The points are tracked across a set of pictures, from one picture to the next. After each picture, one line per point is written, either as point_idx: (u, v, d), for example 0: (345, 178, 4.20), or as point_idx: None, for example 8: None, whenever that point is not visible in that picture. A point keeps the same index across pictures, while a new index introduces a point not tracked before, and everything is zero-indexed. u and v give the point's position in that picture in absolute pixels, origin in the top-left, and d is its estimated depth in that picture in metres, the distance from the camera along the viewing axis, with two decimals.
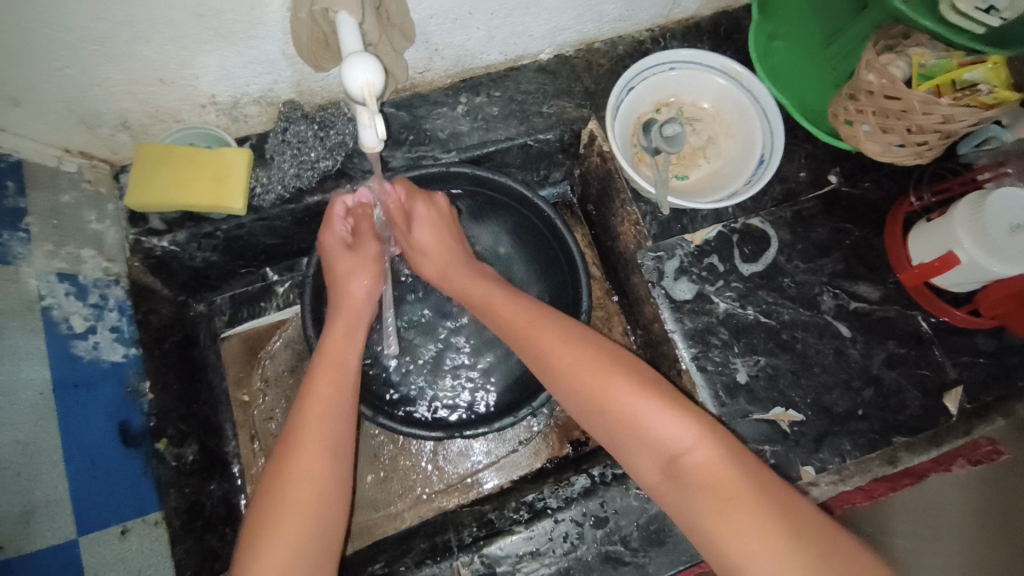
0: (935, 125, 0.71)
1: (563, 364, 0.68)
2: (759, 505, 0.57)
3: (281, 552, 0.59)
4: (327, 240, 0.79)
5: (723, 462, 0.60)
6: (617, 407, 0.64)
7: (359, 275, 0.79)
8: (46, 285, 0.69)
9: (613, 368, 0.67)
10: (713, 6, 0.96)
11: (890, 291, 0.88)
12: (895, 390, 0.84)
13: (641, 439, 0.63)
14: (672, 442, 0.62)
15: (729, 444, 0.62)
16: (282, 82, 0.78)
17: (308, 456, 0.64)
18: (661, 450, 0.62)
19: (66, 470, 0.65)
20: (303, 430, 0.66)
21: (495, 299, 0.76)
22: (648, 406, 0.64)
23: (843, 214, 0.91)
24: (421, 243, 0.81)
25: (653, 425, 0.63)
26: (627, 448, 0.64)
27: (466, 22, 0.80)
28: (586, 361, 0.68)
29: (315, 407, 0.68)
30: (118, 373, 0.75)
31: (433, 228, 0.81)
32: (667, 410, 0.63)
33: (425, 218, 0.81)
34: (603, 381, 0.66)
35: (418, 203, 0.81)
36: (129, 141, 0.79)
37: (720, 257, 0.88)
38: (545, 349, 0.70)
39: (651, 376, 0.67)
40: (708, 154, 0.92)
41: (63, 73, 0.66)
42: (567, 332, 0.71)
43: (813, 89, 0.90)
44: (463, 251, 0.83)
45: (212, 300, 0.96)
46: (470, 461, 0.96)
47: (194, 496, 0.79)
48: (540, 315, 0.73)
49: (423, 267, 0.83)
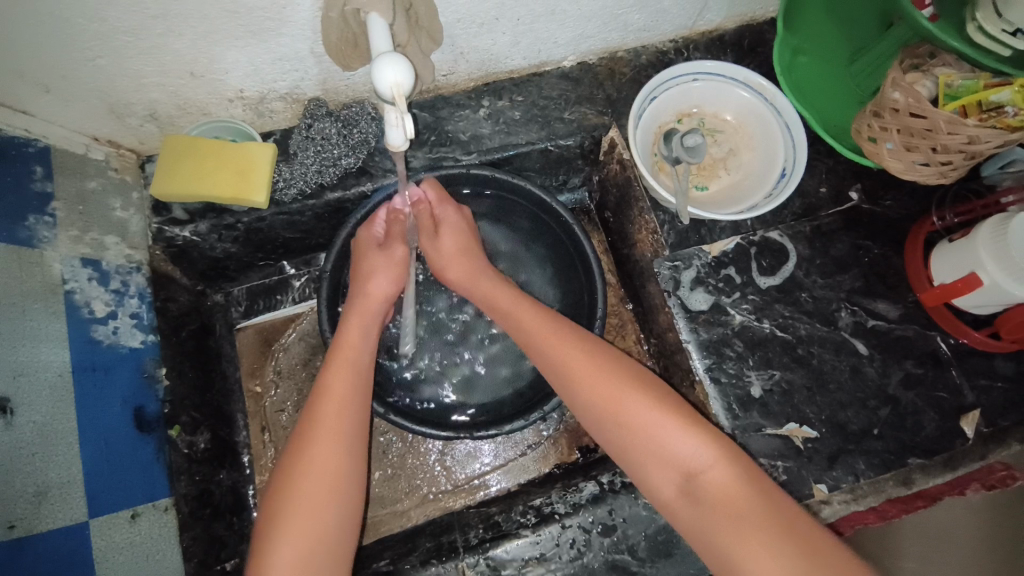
0: (960, 145, 0.71)
1: (575, 376, 0.68)
2: (770, 525, 0.57)
3: (292, 548, 0.59)
4: (361, 236, 0.81)
5: (735, 479, 0.60)
6: (630, 420, 0.64)
7: (384, 274, 0.78)
8: (70, 269, 0.70)
9: (626, 382, 0.67)
10: (737, 19, 0.96)
11: (908, 310, 0.87)
12: (911, 411, 0.83)
13: (653, 453, 0.63)
14: (683, 458, 0.62)
15: (742, 462, 0.62)
16: (309, 80, 0.79)
17: (325, 449, 0.64)
18: (674, 464, 0.62)
19: (80, 452, 0.66)
20: (318, 423, 0.66)
21: (513, 307, 0.76)
22: (660, 421, 0.63)
23: (863, 230, 0.90)
24: (444, 249, 0.81)
25: (665, 440, 0.62)
26: (639, 461, 0.63)
27: (493, 27, 0.81)
28: (599, 374, 0.68)
29: (330, 401, 0.68)
30: (136, 359, 0.76)
31: (455, 232, 0.81)
32: (681, 426, 0.63)
33: (455, 223, 0.82)
34: (616, 395, 0.66)
35: (449, 209, 0.82)
36: (157, 132, 0.81)
37: (737, 269, 0.88)
38: (558, 358, 0.70)
39: (666, 390, 0.67)
40: (729, 165, 0.92)
41: (96, 62, 0.67)
42: (582, 343, 0.71)
43: (836, 105, 0.90)
44: (479, 257, 0.81)
45: (229, 291, 0.97)
46: (477, 463, 0.96)
47: (204, 483, 0.80)
48: (555, 324, 0.73)
49: (440, 267, 0.82)
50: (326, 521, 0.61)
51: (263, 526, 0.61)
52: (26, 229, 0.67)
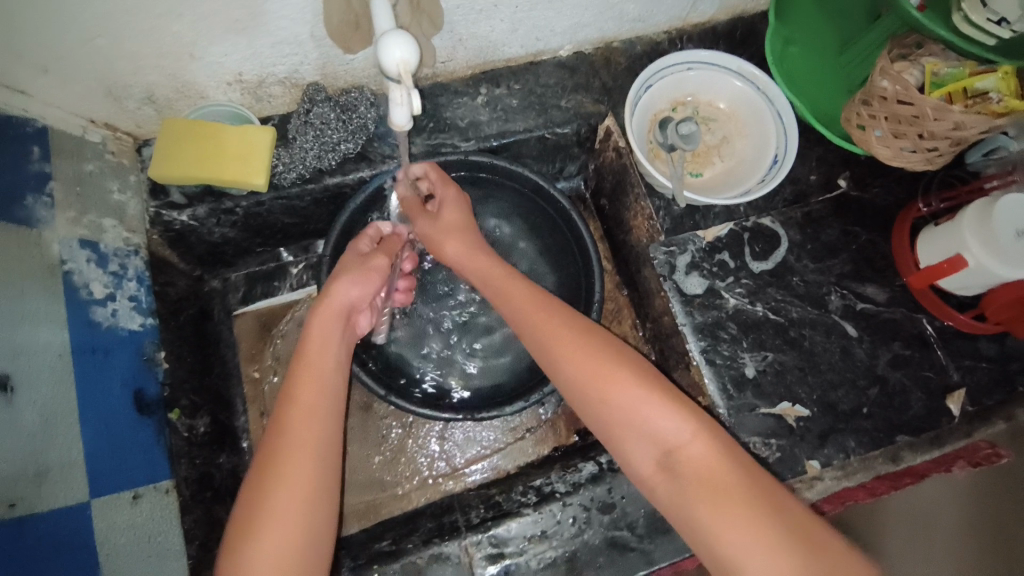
0: (946, 131, 0.73)
1: (564, 355, 0.68)
2: (749, 499, 0.57)
3: (270, 534, 0.57)
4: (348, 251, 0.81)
5: (718, 454, 0.61)
6: (617, 399, 0.65)
7: (354, 281, 0.75)
8: (68, 250, 0.69)
9: (613, 360, 0.67)
10: (729, 11, 0.98)
11: (896, 293, 0.89)
12: (899, 390, 0.86)
13: (638, 430, 0.63)
14: (667, 434, 0.62)
15: (723, 439, 0.62)
16: (308, 64, 0.79)
17: (303, 438, 0.62)
18: (658, 441, 0.62)
19: (81, 433, 0.66)
20: (294, 410, 0.64)
21: (503, 287, 0.76)
22: (645, 400, 0.64)
23: (852, 217, 0.93)
24: (447, 221, 0.81)
25: (650, 417, 0.63)
26: (623, 438, 0.64)
27: (491, 13, 0.82)
28: (587, 353, 0.68)
29: (306, 386, 0.66)
30: (135, 341, 0.75)
31: (456, 209, 0.82)
32: (665, 404, 0.63)
33: (455, 199, 0.83)
34: (602, 374, 0.66)
35: (450, 188, 0.83)
36: (154, 115, 0.80)
37: (731, 254, 0.89)
38: (546, 338, 0.70)
39: (651, 371, 0.67)
40: (722, 152, 0.94)
41: (96, 42, 0.66)
42: (569, 324, 0.71)
43: (826, 96, 0.91)
44: (475, 238, 0.81)
45: (226, 276, 0.97)
46: (477, 448, 0.97)
47: (204, 467, 0.80)
48: (542, 304, 0.73)
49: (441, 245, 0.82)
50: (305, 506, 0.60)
51: (239, 512, 0.59)
52: (23, 209, 0.66)
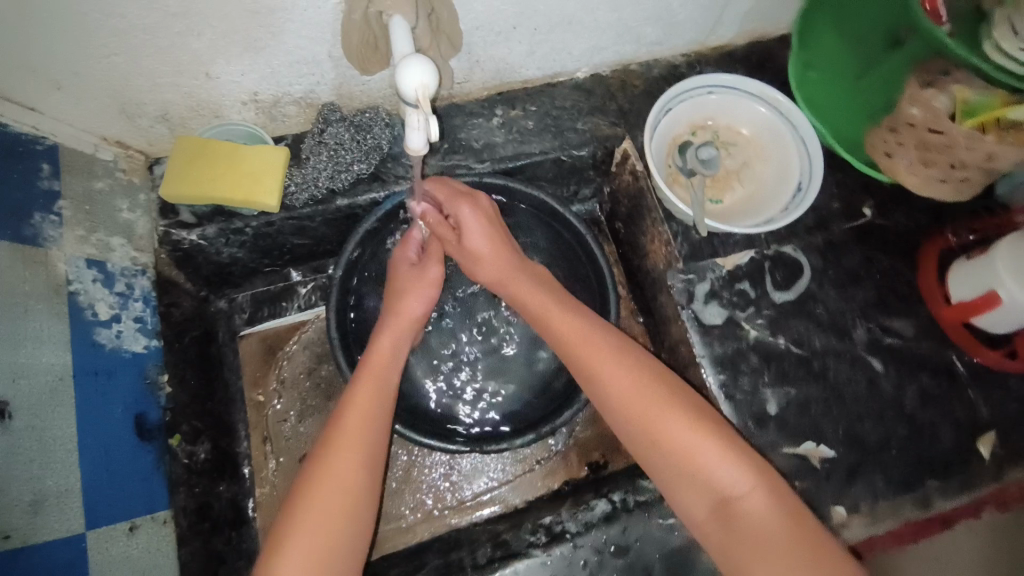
0: (979, 161, 0.72)
1: (627, 400, 0.67)
2: (807, 563, 0.57)
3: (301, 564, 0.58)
4: (398, 259, 0.82)
5: (777, 510, 0.60)
6: (677, 444, 0.64)
7: (413, 293, 0.78)
8: (75, 269, 0.68)
9: (674, 405, 0.66)
10: (748, 34, 0.97)
11: (924, 326, 0.86)
12: (929, 429, 0.82)
13: (694, 477, 0.63)
14: (725, 484, 0.62)
15: (781, 493, 0.62)
16: (324, 84, 0.78)
17: (339, 469, 0.63)
18: (714, 489, 0.62)
19: (79, 460, 0.63)
20: (339, 438, 0.65)
21: (547, 312, 0.75)
22: (705, 450, 0.63)
23: (877, 245, 0.89)
24: (474, 249, 0.78)
25: (710, 467, 0.62)
26: (677, 485, 0.64)
27: (510, 35, 0.81)
28: (649, 395, 0.66)
29: (354, 417, 0.67)
30: (138, 364, 0.74)
31: (489, 241, 0.78)
32: (726, 457, 0.63)
33: (474, 220, 0.77)
34: (660, 417, 0.65)
35: (462, 206, 0.77)
36: (167, 133, 0.79)
37: (751, 282, 0.86)
38: (604, 379, 0.69)
39: (703, 407, 0.67)
40: (743, 178, 0.92)
41: (112, 59, 0.66)
42: (619, 350, 0.70)
43: (851, 122, 0.89)
44: (520, 264, 0.78)
45: (232, 297, 0.95)
46: (484, 479, 0.94)
47: (203, 496, 0.76)
48: (601, 339, 0.71)
49: (476, 271, 0.81)
50: (336, 536, 0.61)
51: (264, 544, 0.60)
52: (31, 227, 0.65)
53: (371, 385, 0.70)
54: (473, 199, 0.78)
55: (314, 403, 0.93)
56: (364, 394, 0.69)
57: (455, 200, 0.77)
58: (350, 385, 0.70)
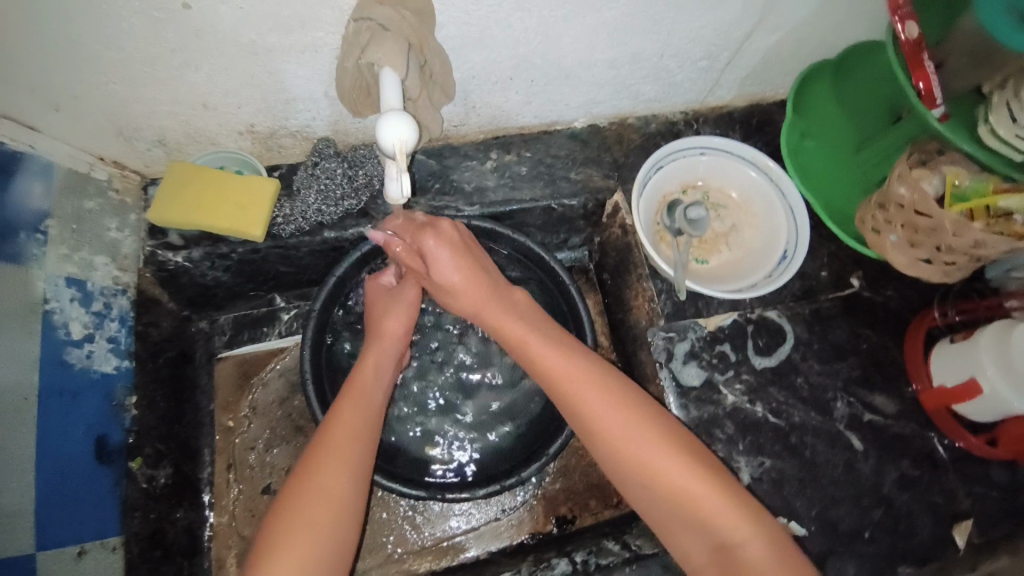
0: (966, 248, 0.69)
1: (617, 436, 0.64)
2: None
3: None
4: (372, 287, 0.82)
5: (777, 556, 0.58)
6: (670, 484, 0.62)
7: (395, 315, 0.78)
8: (53, 288, 0.69)
9: (664, 442, 0.63)
10: (748, 98, 0.97)
11: (906, 406, 0.84)
12: (906, 515, 0.80)
13: (690, 519, 0.61)
14: (722, 526, 0.60)
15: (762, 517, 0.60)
16: (320, 120, 0.80)
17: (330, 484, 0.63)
18: (711, 531, 0.60)
19: (35, 480, 0.64)
20: (326, 452, 0.65)
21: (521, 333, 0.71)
22: (700, 489, 0.61)
23: (863, 318, 0.88)
24: (449, 283, 0.73)
25: (706, 508, 0.60)
26: (672, 525, 0.62)
27: (507, 85, 0.81)
28: (642, 432, 0.64)
29: (343, 432, 0.67)
30: (106, 385, 0.74)
31: (457, 263, 0.73)
32: (721, 498, 0.61)
33: (439, 253, 0.72)
34: (649, 455, 0.63)
35: (427, 239, 0.72)
36: (164, 157, 0.81)
37: (732, 346, 0.85)
38: (592, 413, 0.65)
39: (677, 430, 0.65)
40: (730, 241, 0.92)
41: (111, 87, 0.68)
42: (592, 374, 0.67)
43: (842, 195, 0.89)
44: (495, 285, 0.74)
45: (214, 318, 0.96)
46: (448, 524, 0.92)
47: (158, 522, 0.76)
48: (589, 369, 0.68)
49: (452, 302, 0.77)
50: (326, 548, 0.60)
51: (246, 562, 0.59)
52: (14, 244, 0.66)
53: (360, 400, 0.71)
54: (435, 226, 0.73)
55: (285, 432, 0.93)
56: (352, 409, 0.70)
57: (423, 233, 0.72)
58: (338, 402, 0.70)
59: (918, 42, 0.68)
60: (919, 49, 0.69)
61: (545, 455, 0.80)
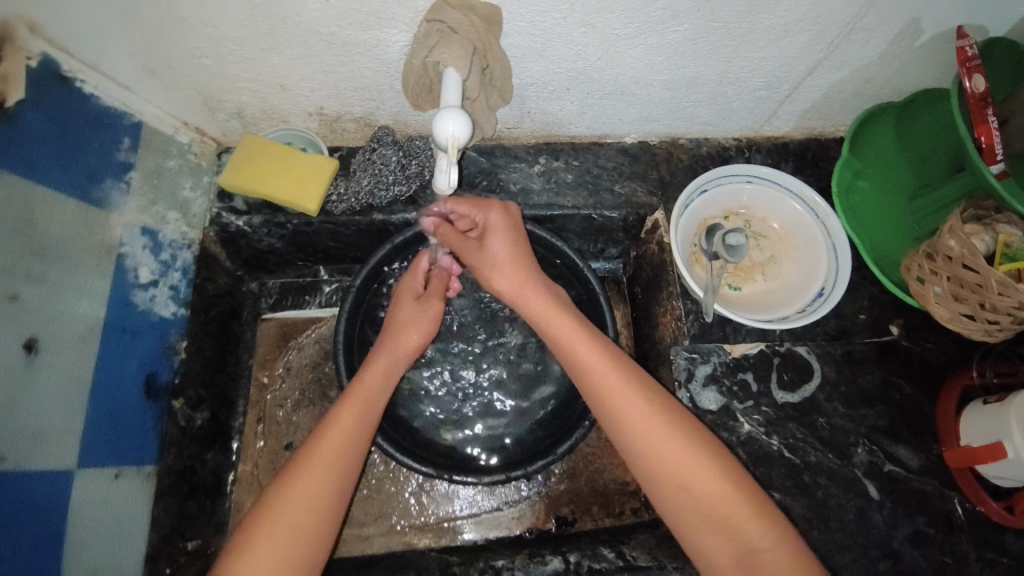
0: (1010, 308, 0.67)
1: (643, 434, 0.66)
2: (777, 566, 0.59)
3: (304, 485, 0.65)
4: (404, 284, 0.84)
5: (787, 553, 0.60)
6: (690, 479, 0.64)
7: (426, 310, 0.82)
8: (129, 235, 0.77)
9: (676, 431, 0.66)
10: (805, 131, 0.96)
11: (929, 462, 0.82)
12: (913, 571, 0.77)
13: (691, 497, 0.64)
14: (723, 505, 0.63)
15: (758, 503, 0.63)
16: (384, 110, 0.85)
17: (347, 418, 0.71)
18: (714, 509, 0.63)
19: (85, 405, 0.70)
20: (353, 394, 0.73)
21: (551, 314, 0.74)
22: (705, 471, 0.64)
23: (895, 367, 0.86)
24: (493, 255, 0.76)
25: (719, 497, 0.63)
26: (678, 504, 0.64)
27: (563, 95, 0.84)
28: (655, 418, 0.67)
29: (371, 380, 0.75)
30: (163, 328, 0.82)
31: (507, 241, 0.76)
32: (723, 479, 0.64)
33: (500, 228, 0.76)
34: (668, 449, 0.65)
35: (494, 213, 0.76)
36: (239, 129, 0.88)
37: (755, 375, 0.85)
38: (609, 397, 0.68)
39: (689, 419, 0.68)
40: (766, 271, 0.91)
41: (202, 61, 0.75)
42: (610, 358, 0.71)
43: (891, 237, 0.87)
44: (536, 272, 0.77)
45: (264, 281, 1.04)
46: (452, 506, 0.96)
47: (190, 460, 0.85)
48: (612, 358, 0.71)
49: (489, 281, 0.77)
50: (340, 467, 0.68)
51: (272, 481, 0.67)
52: (100, 191, 0.73)
53: (389, 356, 0.78)
54: (504, 207, 0.78)
55: (314, 396, 0.99)
56: (381, 361, 0.77)
57: (495, 209, 0.77)
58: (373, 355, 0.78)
59: (984, 97, 0.67)
60: (984, 104, 0.67)
61: (553, 453, 0.82)
